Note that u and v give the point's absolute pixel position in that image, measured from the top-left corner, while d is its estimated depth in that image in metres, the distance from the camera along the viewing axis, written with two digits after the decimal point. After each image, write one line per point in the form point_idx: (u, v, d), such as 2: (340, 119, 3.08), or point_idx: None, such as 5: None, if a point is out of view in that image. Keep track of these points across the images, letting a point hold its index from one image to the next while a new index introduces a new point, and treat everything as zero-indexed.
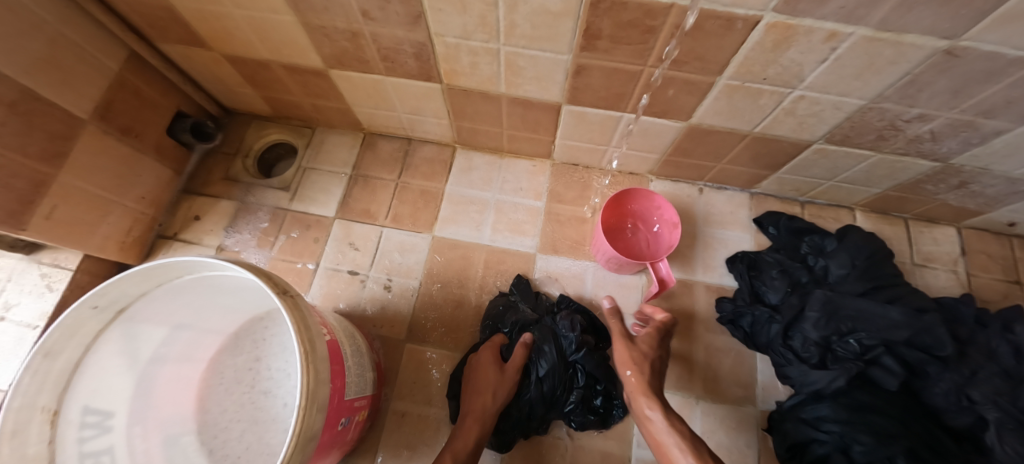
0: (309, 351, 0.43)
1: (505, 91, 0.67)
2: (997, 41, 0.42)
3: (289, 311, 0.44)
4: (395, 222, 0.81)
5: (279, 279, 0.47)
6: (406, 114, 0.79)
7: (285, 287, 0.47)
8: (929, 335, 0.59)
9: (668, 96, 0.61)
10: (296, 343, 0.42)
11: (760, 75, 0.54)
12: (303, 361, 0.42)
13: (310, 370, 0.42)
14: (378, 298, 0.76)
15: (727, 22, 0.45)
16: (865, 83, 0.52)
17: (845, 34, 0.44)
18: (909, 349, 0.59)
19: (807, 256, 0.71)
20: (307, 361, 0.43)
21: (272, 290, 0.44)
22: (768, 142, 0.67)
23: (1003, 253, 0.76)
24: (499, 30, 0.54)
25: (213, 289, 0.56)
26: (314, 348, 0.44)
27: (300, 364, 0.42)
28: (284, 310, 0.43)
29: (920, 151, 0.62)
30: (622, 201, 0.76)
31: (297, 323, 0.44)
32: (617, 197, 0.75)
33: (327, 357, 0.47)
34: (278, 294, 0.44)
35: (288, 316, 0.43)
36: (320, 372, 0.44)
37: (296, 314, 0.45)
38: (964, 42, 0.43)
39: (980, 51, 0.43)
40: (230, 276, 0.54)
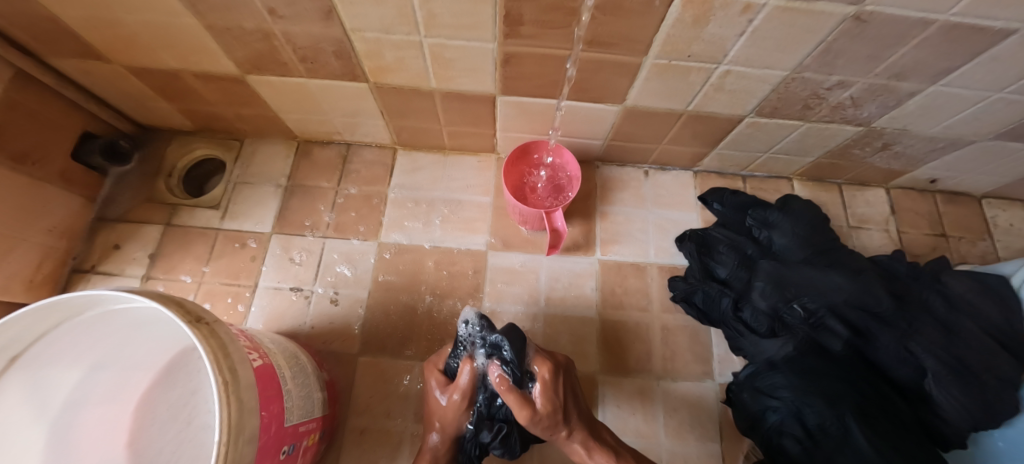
0: (229, 380, 0.40)
1: (437, 86, 0.64)
2: (898, 5, 0.43)
3: (202, 339, 0.40)
4: (339, 233, 0.77)
5: (190, 306, 0.43)
6: (340, 118, 0.75)
7: (200, 315, 0.43)
8: (871, 295, 0.60)
9: (600, 78, 0.60)
10: (213, 375, 0.39)
11: (686, 53, 0.54)
12: (222, 395, 0.38)
13: (232, 403, 0.39)
14: (325, 313, 0.72)
15: (647, 0, 0.45)
16: (785, 55, 0.53)
17: (758, 5, 0.44)
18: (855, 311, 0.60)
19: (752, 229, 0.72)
20: (228, 392, 0.39)
21: (182, 319, 0.40)
22: (703, 119, 0.67)
23: (929, 209, 0.80)
24: (418, 21, 0.52)
25: (130, 324, 0.51)
26: (237, 378, 0.41)
27: (218, 399, 0.38)
28: (195, 341, 0.39)
29: (844, 117, 0.64)
30: (527, 154, 0.74)
31: (213, 351, 0.40)
32: (522, 149, 0.73)
33: (256, 383, 0.44)
34: (189, 324, 0.40)
35: (201, 344, 0.39)
36: (246, 402, 0.41)
37: (213, 344, 0.41)
38: (869, 7, 0.44)
39: (885, 15, 0.44)
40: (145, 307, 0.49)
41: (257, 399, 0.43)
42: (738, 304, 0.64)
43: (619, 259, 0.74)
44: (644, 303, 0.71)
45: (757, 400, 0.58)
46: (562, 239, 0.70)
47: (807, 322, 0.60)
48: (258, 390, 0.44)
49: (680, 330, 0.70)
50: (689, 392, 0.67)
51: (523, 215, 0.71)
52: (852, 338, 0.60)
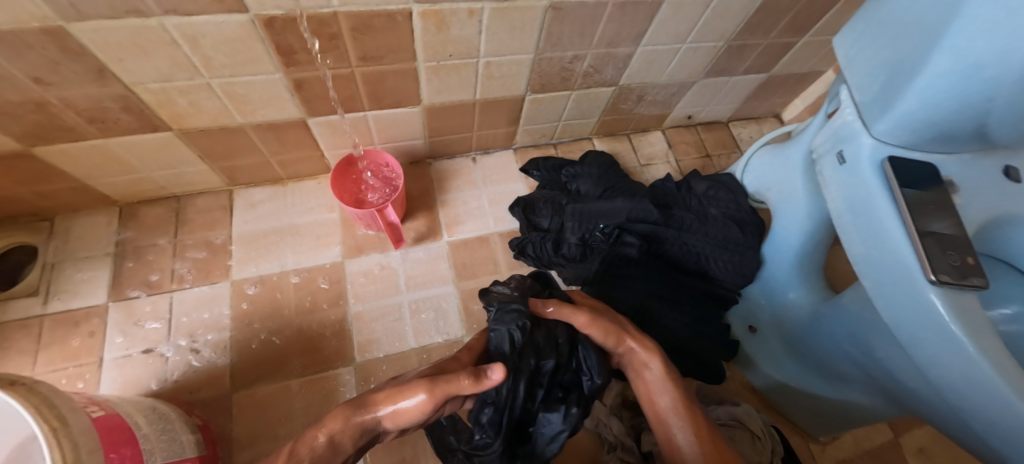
0: (57, 426, 0.40)
1: (244, 120, 0.69)
2: None
3: (21, 397, 0.39)
4: (186, 283, 0.76)
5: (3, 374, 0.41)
6: (157, 172, 0.75)
7: (15, 379, 0.41)
8: (642, 209, 0.76)
9: (389, 86, 0.70)
10: (37, 423, 0.39)
11: (446, 53, 0.66)
12: (51, 438, 0.39)
13: (63, 445, 0.39)
14: (187, 363, 0.71)
15: (388, 18, 0.58)
16: (521, 42, 0.68)
17: (478, 9, 0.60)
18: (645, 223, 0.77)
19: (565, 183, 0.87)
20: (57, 437, 0.40)
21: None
22: (494, 104, 0.80)
23: (695, 139, 1.02)
24: (196, 65, 0.58)
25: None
26: (68, 423, 0.41)
27: (46, 441, 0.39)
28: (9, 400, 0.38)
29: (597, 82, 0.81)
30: (351, 164, 0.80)
31: (35, 404, 0.39)
32: (345, 162, 0.78)
33: (95, 429, 0.44)
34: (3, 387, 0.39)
35: (15, 398, 0.38)
36: (82, 443, 0.42)
37: (35, 399, 0.40)
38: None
39: (570, 3, 0.63)
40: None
41: (98, 444, 0.44)
42: (563, 245, 0.77)
43: (464, 236, 0.84)
44: (492, 266, 0.82)
45: None
46: (401, 229, 0.77)
47: (612, 243, 0.76)
48: (100, 436, 0.44)
49: (526, 281, 0.82)
50: None
51: (362, 218, 0.77)
52: (646, 246, 0.77)
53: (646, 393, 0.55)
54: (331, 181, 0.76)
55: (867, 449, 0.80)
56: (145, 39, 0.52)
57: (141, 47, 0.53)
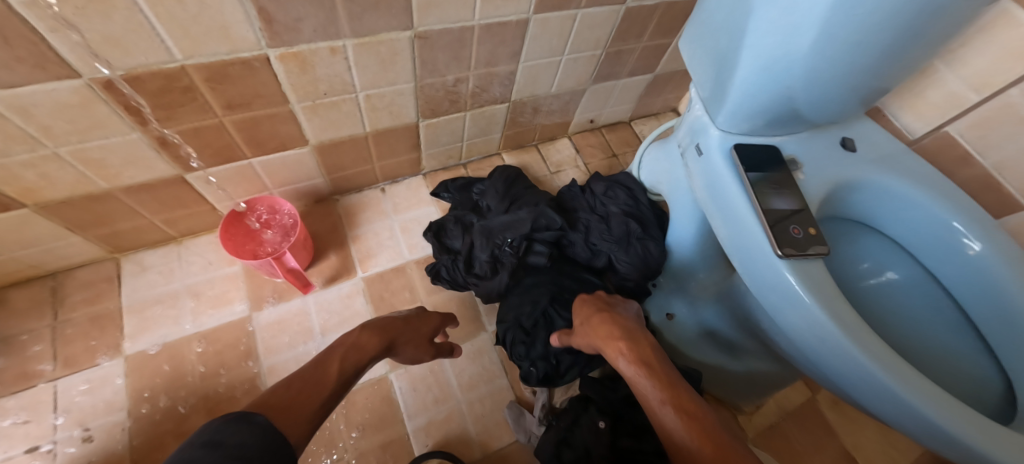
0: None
1: (110, 185, 0.65)
2: (438, 22, 0.63)
3: None
4: (71, 367, 0.70)
5: None
6: (18, 253, 0.68)
7: None
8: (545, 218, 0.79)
9: (267, 130, 0.68)
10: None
11: (318, 92, 0.66)
12: None
13: None
14: (77, 456, 0.64)
15: (242, 65, 0.57)
16: (396, 72, 0.69)
17: (340, 46, 0.60)
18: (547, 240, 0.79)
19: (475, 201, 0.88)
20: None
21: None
22: (388, 134, 0.80)
23: (601, 140, 1.07)
24: (34, 135, 0.54)
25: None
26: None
27: None
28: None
29: (488, 100, 0.84)
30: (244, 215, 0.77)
31: None
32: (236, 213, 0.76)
33: None
34: None
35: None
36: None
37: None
38: (421, 28, 0.63)
39: (437, 30, 0.64)
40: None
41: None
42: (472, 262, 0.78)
43: (379, 268, 0.83)
44: (410, 295, 0.82)
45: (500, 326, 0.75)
46: (304, 273, 0.75)
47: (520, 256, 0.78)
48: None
49: (447, 304, 0.82)
50: (469, 348, 0.80)
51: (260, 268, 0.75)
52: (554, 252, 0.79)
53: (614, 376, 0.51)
54: (223, 235, 0.73)
55: (788, 410, 0.86)
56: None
57: None
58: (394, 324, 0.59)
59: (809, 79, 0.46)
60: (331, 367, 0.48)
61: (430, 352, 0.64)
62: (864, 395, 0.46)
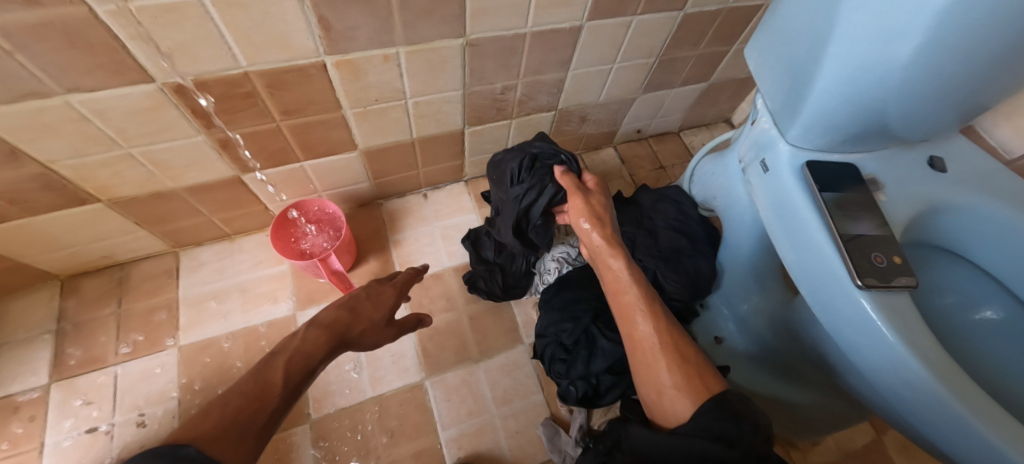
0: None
1: (174, 184, 0.68)
2: (489, 29, 0.63)
3: None
4: (130, 354, 0.74)
5: None
6: (92, 244, 0.73)
7: None
8: None
9: (319, 135, 0.70)
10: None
11: (370, 99, 0.67)
12: None
13: None
14: (131, 440, 0.67)
15: (300, 72, 0.58)
16: (445, 80, 0.69)
17: (393, 54, 0.61)
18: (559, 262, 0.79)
19: None
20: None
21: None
22: (433, 141, 0.80)
23: (648, 152, 1.03)
24: (111, 137, 0.58)
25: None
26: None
27: None
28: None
29: (534, 108, 0.82)
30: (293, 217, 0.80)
31: None
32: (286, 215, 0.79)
33: None
34: None
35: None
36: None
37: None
38: (472, 36, 0.63)
39: (487, 38, 0.64)
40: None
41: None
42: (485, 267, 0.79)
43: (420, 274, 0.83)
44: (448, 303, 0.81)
45: (538, 342, 0.73)
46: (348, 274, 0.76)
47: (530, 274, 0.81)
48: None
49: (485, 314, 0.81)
50: (504, 361, 0.78)
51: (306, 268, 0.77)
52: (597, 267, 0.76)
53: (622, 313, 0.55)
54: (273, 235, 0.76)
55: (847, 453, 0.78)
56: (50, 117, 0.52)
57: (49, 126, 0.53)
58: (336, 320, 0.55)
59: (901, 93, 0.41)
60: (274, 377, 0.47)
61: (391, 336, 0.61)
62: (948, 440, 0.39)
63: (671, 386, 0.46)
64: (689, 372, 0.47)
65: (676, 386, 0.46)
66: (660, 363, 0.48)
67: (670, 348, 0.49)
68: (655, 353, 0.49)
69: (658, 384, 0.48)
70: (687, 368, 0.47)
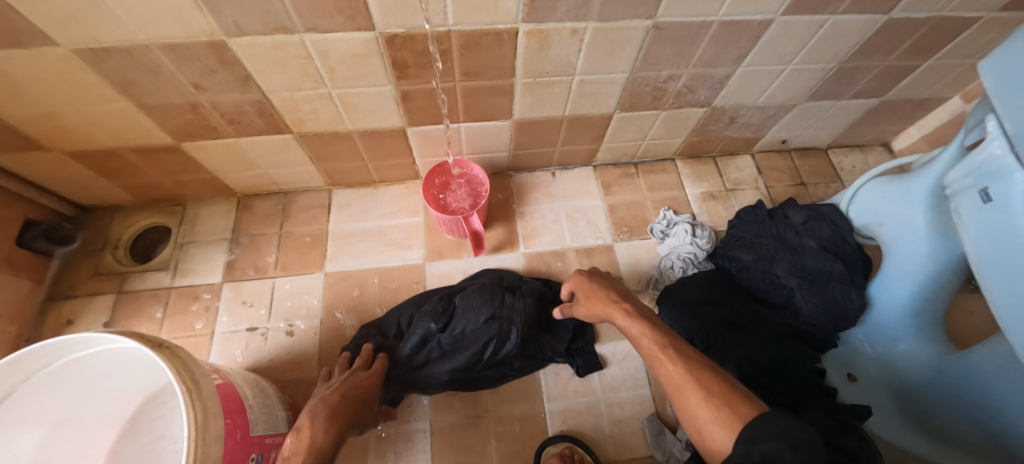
0: (193, 388, 0.47)
1: (352, 127, 0.75)
2: (680, 14, 0.61)
3: (166, 359, 0.47)
4: (286, 271, 0.84)
5: (152, 336, 0.49)
6: (271, 169, 0.84)
7: (161, 341, 0.50)
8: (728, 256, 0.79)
9: (485, 100, 0.73)
10: (178, 385, 0.46)
11: (543, 70, 0.69)
12: (188, 400, 0.46)
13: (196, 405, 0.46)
14: (281, 345, 0.77)
15: (495, 36, 0.61)
16: (618, 61, 0.69)
17: (581, 28, 0.62)
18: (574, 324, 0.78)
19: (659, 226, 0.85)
20: (193, 399, 0.46)
21: (146, 345, 0.47)
22: (582, 121, 0.81)
23: (788, 165, 0.97)
24: (321, 76, 0.64)
25: (95, 372, 0.55)
26: (199, 387, 0.48)
27: (185, 402, 0.45)
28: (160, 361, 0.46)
29: (689, 102, 0.80)
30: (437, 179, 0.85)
31: (176, 367, 0.47)
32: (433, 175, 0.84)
33: (218, 395, 0.50)
34: (153, 348, 0.47)
35: (165, 363, 0.46)
36: (210, 406, 0.48)
37: (175, 362, 0.48)
38: (662, 19, 0.62)
39: (675, 23, 0.62)
40: (110, 355, 0.54)
41: (220, 409, 0.49)
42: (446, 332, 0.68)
43: (540, 249, 0.85)
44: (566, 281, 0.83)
45: None
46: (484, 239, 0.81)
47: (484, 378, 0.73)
48: (221, 402, 0.50)
49: None
50: (615, 351, 0.78)
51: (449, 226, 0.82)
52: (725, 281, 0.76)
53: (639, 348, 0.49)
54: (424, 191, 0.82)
55: None
56: (284, 52, 0.59)
57: (280, 60, 0.60)
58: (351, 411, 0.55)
59: None
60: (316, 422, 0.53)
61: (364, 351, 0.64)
62: None
63: (710, 422, 0.37)
64: (719, 397, 0.37)
65: (716, 421, 0.36)
66: (691, 398, 0.39)
67: (698, 372, 0.40)
68: (684, 389, 0.40)
69: (698, 423, 0.38)
70: (715, 396, 0.38)
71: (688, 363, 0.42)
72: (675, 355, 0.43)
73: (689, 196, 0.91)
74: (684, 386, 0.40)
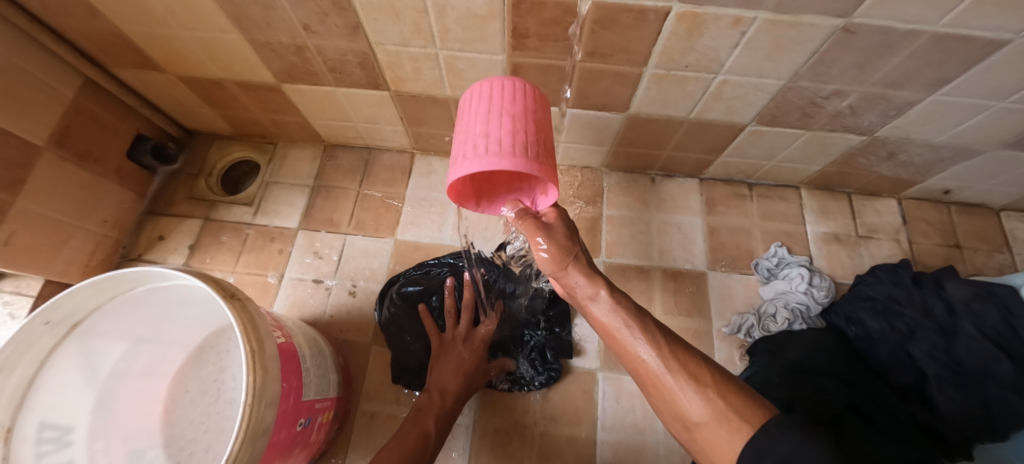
0: (256, 348, 0.45)
1: (451, 94, 0.70)
2: (883, 16, 0.46)
3: (234, 313, 0.46)
4: (358, 230, 0.83)
5: (227, 284, 0.49)
6: (362, 123, 0.82)
7: (233, 291, 0.49)
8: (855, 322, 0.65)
9: (602, 88, 0.64)
10: (243, 343, 0.44)
11: (682, 63, 0.58)
12: (250, 360, 0.44)
13: (257, 368, 0.44)
14: (343, 304, 0.77)
15: (639, 14, 0.50)
16: (778, 64, 0.56)
17: (748, 18, 0.49)
18: None
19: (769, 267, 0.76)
20: (255, 360, 0.44)
21: (219, 294, 0.46)
22: (705, 127, 0.71)
23: (942, 219, 0.81)
24: (433, 35, 0.58)
25: (175, 300, 0.57)
26: (263, 347, 0.46)
27: (248, 363, 0.44)
28: (229, 313, 0.45)
29: (845, 126, 0.66)
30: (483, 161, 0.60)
31: (243, 323, 0.46)
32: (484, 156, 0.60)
33: (278, 356, 0.49)
34: (225, 299, 0.46)
35: (234, 317, 0.46)
36: (269, 369, 0.46)
37: (244, 317, 0.47)
38: (857, 19, 0.47)
39: (872, 26, 0.48)
40: (188, 286, 0.55)
41: (278, 371, 0.48)
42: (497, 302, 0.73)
43: (623, 262, 0.79)
44: (646, 301, 0.76)
45: None
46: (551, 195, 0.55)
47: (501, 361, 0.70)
48: (280, 362, 0.49)
49: (682, 331, 0.73)
50: None
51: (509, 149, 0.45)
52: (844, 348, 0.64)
53: (606, 335, 0.43)
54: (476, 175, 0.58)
55: None
56: (400, 2, 0.52)
57: (394, 10, 0.53)
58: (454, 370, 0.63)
59: None
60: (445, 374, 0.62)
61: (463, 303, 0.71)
62: None
63: (695, 414, 0.34)
64: (714, 393, 0.33)
65: (710, 420, 0.33)
66: (679, 389, 0.35)
67: (685, 369, 0.36)
68: (659, 383, 0.37)
69: (682, 413, 0.35)
70: (706, 387, 0.34)
71: (676, 353, 0.37)
72: (649, 341, 0.39)
73: (809, 235, 0.80)
74: (670, 373, 0.36)
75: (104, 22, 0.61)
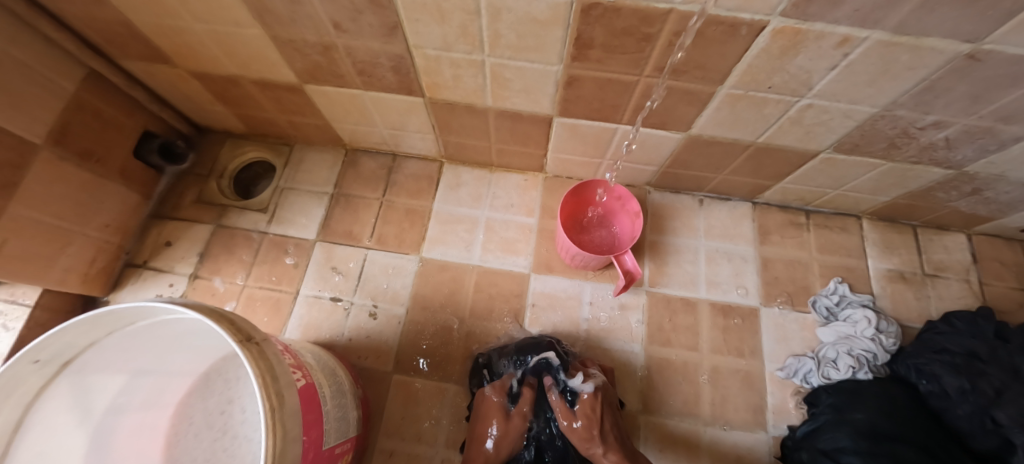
0: (276, 406, 0.39)
1: (492, 104, 0.63)
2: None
3: (252, 362, 0.40)
4: (380, 245, 0.77)
5: (242, 324, 0.43)
6: (389, 129, 0.75)
7: (250, 333, 0.43)
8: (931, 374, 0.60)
9: (665, 106, 0.57)
10: (261, 399, 0.39)
11: (765, 84, 0.50)
12: (269, 420, 0.38)
13: (277, 429, 0.38)
14: (363, 326, 0.71)
15: (731, 29, 0.42)
16: (878, 90, 0.49)
17: (859, 38, 0.41)
18: (673, 388, 0.67)
19: (830, 308, 0.70)
20: (274, 419, 0.39)
21: (233, 338, 0.40)
22: (772, 152, 0.64)
23: (1017, 259, 0.74)
24: (481, 41, 0.50)
25: (175, 333, 0.51)
26: (282, 403, 0.41)
27: (266, 425, 0.38)
28: (246, 361, 0.40)
29: (933, 158, 0.59)
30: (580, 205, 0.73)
31: (262, 373, 0.40)
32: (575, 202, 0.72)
33: (299, 408, 0.43)
34: (240, 344, 0.41)
35: (251, 366, 0.40)
36: (289, 428, 0.40)
37: (261, 365, 0.41)
38: (988, 45, 0.39)
39: (1005, 55, 0.40)
40: (191, 317, 0.49)
41: (298, 426, 0.43)
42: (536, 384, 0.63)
43: (668, 292, 0.73)
44: (693, 337, 0.70)
45: (819, 461, 0.55)
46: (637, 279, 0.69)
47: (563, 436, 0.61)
48: (301, 413, 0.44)
49: (732, 373, 0.68)
50: (738, 445, 0.64)
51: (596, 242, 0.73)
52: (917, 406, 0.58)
53: None
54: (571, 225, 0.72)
55: None
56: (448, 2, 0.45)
57: (441, 12, 0.46)
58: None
59: None
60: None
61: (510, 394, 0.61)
62: None
63: None
64: None
65: None
66: None
67: None
68: None
69: None
70: None
71: None
72: None
73: (870, 271, 0.74)
74: None
75: (106, 10, 0.54)
